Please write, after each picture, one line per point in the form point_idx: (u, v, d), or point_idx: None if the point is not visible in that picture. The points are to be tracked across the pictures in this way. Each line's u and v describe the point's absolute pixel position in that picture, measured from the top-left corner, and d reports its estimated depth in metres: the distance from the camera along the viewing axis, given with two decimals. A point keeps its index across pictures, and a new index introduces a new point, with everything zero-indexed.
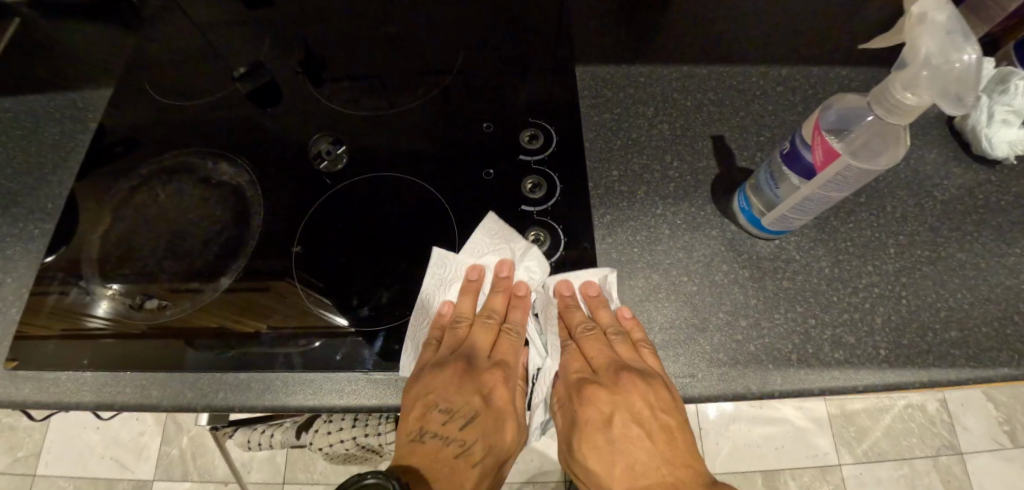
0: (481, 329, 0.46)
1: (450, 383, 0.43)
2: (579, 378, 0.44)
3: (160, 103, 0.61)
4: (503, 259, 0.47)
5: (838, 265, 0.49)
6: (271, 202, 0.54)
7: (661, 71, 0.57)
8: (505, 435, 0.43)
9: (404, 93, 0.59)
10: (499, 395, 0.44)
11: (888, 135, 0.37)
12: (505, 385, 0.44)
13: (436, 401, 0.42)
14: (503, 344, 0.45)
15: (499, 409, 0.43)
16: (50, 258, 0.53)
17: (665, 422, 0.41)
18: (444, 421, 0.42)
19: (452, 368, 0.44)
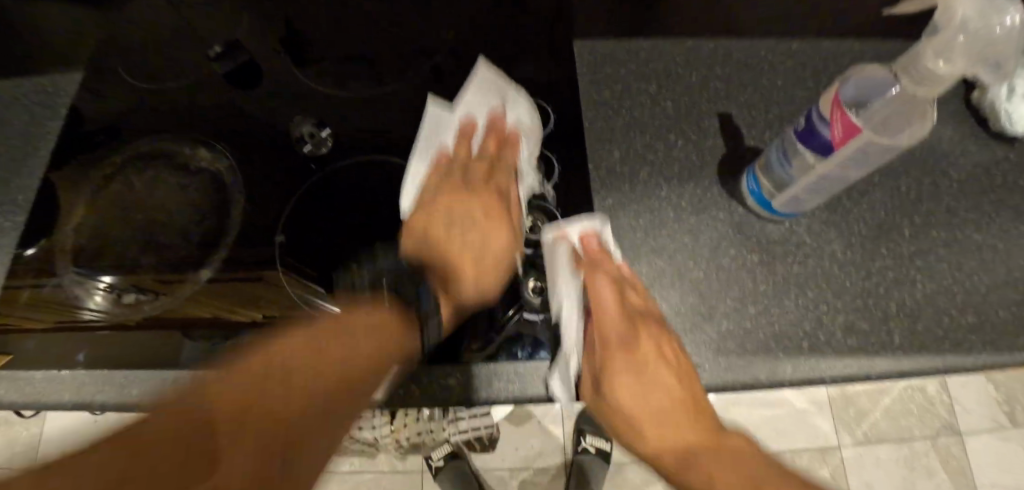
0: (479, 166, 0.52)
1: (444, 200, 0.51)
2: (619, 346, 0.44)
3: (134, 86, 0.58)
4: (494, 110, 0.51)
5: (851, 249, 0.47)
6: (253, 190, 0.51)
7: (663, 45, 0.54)
8: (486, 276, 0.47)
9: (392, 71, 0.55)
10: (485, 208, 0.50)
11: (912, 108, 0.35)
12: (489, 213, 0.50)
13: (434, 214, 0.50)
14: (491, 201, 0.50)
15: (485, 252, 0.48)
16: (30, 251, 0.51)
17: (683, 363, 0.42)
18: (439, 231, 0.49)
19: (448, 174, 0.51)
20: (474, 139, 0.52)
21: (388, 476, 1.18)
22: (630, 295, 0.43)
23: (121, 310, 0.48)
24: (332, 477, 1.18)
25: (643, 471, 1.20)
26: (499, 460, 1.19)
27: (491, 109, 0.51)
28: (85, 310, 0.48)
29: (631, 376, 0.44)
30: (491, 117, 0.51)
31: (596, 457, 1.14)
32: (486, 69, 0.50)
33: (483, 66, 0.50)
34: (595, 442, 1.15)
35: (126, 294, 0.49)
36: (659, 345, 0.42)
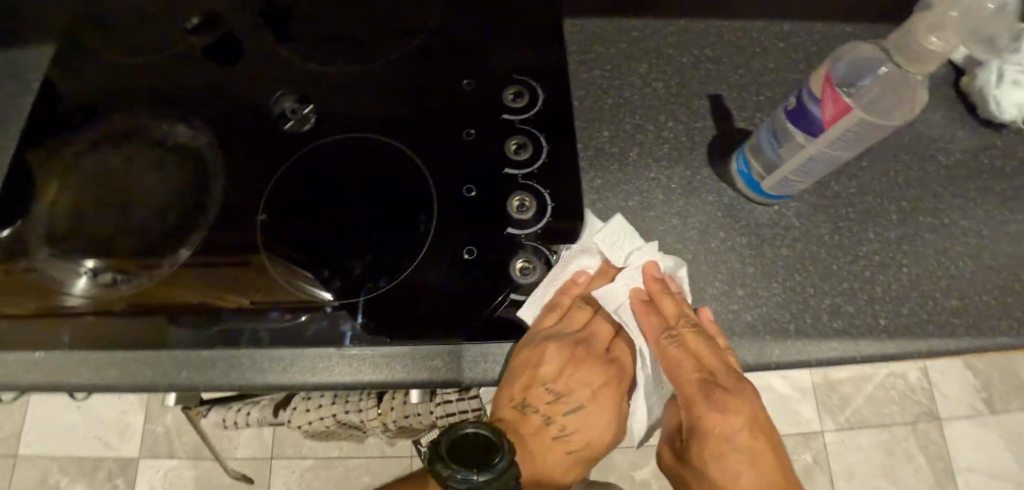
0: (689, 335, 0.39)
1: (561, 371, 0.43)
2: (699, 380, 0.38)
3: (108, 60, 0.56)
4: (608, 261, 0.44)
5: (838, 232, 0.47)
6: (232, 168, 0.49)
7: (655, 26, 0.53)
8: (717, 392, 0.38)
9: (374, 48, 0.53)
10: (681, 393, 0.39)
11: (902, 88, 0.35)
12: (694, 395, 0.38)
13: (566, 386, 0.43)
14: (654, 322, 0.41)
15: (601, 397, 0.42)
16: (4, 233, 0.48)
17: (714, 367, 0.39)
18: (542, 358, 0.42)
19: (568, 342, 0.43)
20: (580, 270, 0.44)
21: (377, 460, 1.18)
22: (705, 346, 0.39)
23: (93, 288, 0.47)
24: (321, 461, 1.18)
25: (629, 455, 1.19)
26: None
27: (630, 255, 0.43)
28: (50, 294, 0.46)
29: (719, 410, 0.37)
30: (647, 282, 0.42)
31: None
32: (621, 225, 0.43)
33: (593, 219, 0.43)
34: None
35: (99, 272, 0.47)
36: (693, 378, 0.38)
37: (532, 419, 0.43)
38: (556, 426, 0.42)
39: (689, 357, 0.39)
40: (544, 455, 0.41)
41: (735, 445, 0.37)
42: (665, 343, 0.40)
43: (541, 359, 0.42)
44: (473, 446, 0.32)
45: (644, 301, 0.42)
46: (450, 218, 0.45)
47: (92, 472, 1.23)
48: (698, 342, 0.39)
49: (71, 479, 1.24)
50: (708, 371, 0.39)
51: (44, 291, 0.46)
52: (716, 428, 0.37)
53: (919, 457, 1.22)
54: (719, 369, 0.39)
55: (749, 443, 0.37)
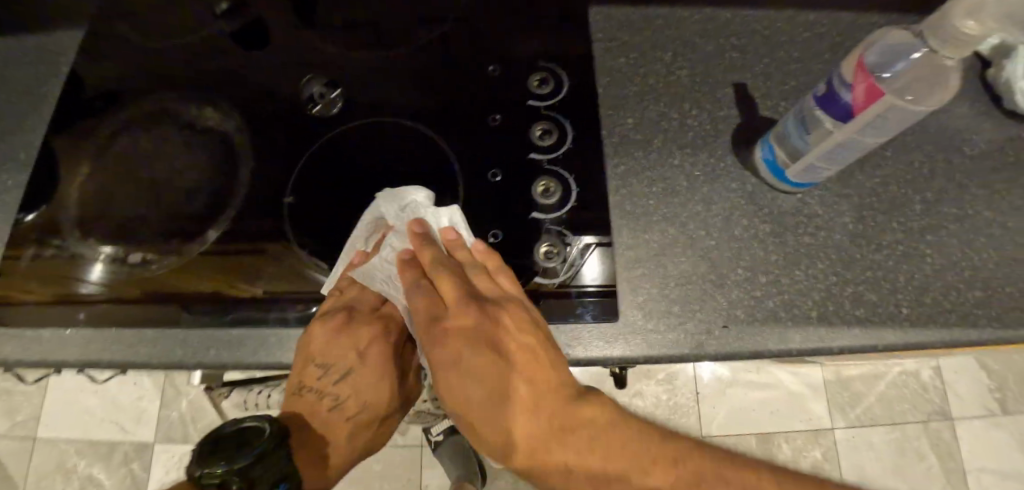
0: (441, 278, 0.41)
1: (326, 340, 0.42)
2: (467, 343, 0.38)
3: (137, 44, 0.57)
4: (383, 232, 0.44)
5: (862, 221, 0.47)
6: (260, 151, 0.50)
7: (680, 14, 0.53)
8: (519, 358, 0.37)
9: (399, 34, 0.53)
10: (484, 375, 0.37)
11: (937, 75, 0.35)
12: (480, 352, 0.38)
13: (330, 355, 0.41)
14: (427, 285, 0.41)
15: (370, 355, 0.43)
16: (32, 215, 0.50)
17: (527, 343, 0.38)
18: (349, 316, 0.43)
19: (337, 314, 0.43)
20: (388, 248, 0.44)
21: (388, 448, 1.19)
22: (479, 282, 0.41)
23: (123, 268, 0.47)
24: None
25: None
26: None
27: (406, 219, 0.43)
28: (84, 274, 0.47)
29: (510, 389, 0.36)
30: (411, 240, 0.43)
31: None
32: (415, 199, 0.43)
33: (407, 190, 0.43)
34: None
35: (130, 252, 0.48)
36: (530, 347, 0.37)
37: (309, 397, 0.41)
38: (330, 397, 0.41)
39: (436, 303, 0.40)
40: (329, 435, 0.40)
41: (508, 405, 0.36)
42: (425, 326, 0.39)
43: (312, 339, 0.41)
44: (244, 435, 0.31)
45: (406, 262, 0.42)
46: (475, 203, 0.45)
47: (109, 455, 1.26)
48: (450, 280, 0.41)
49: (88, 461, 1.26)
50: (498, 350, 0.38)
51: (79, 271, 0.47)
52: (495, 417, 0.36)
53: (930, 456, 1.22)
54: (484, 319, 0.39)
55: (582, 426, 0.34)
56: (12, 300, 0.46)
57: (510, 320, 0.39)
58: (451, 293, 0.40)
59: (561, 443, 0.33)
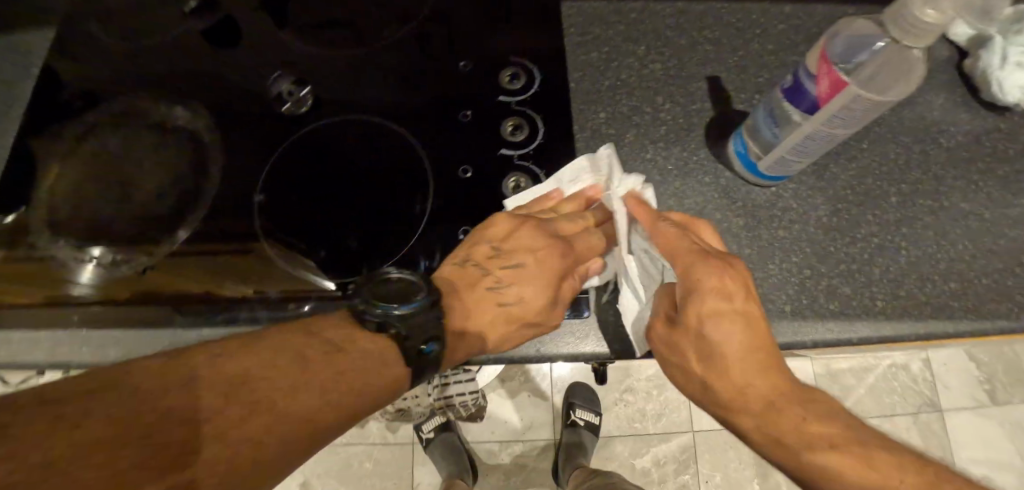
0: (705, 260, 0.35)
1: (505, 233, 0.41)
2: (745, 309, 0.33)
3: (109, 43, 0.56)
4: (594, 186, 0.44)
5: (836, 214, 0.47)
6: (231, 150, 0.49)
7: (654, 7, 0.52)
8: (756, 306, 0.34)
9: (372, 30, 0.53)
10: (740, 314, 0.33)
11: (902, 64, 0.34)
12: (733, 281, 0.34)
13: (509, 242, 0.40)
14: (667, 236, 0.37)
15: (545, 262, 0.40)
16: (5, 218, 0.49)
17: (750, 295, 0.34)
18: (525, 220, 0.42)
19: (517, 217, 0.42)
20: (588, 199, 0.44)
21: (380, 447, 1.19)
22: (729, 278, 0.34)
23: (94, 268, 0.47)
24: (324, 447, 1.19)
25: (630, 444, 1.20)
26: (488, 433, 1.20)
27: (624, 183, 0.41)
28: (54, 279, 0.47)
29: (709, 317, 0.33)
30: (625, 203, 0.40)
31: (585, 430, 1.14)
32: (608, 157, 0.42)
33: (604, 151, 0.42)
34: (584, 415, 1.15)
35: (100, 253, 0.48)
36: (721, 281, 0.34)
37: (472, 273, 0.40)
38: (491, 279, 0.40)
39: (670, 248, 0.37)
40: (471, 317, 0.38)
41: (762, 366, 0.32)
42: (672, 265, 0.36)
43: (490, 223, 0.41)
44: (396, 293, 0.33)
45: (642, 204, 0.40)
46: (447, 200, 0.45)
47: None
48: (708, 264, 0.34)
49: None
50: (734, 296, 0.34)
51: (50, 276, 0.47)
52: (733, 346, 0.33)
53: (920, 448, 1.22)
54: (742, 292, 0.34)
55: (796, 404, 0.30)
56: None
57: (723, 272, 0.34)
58: (732, 276, 0.34)
59: (787, 405, 0.30)
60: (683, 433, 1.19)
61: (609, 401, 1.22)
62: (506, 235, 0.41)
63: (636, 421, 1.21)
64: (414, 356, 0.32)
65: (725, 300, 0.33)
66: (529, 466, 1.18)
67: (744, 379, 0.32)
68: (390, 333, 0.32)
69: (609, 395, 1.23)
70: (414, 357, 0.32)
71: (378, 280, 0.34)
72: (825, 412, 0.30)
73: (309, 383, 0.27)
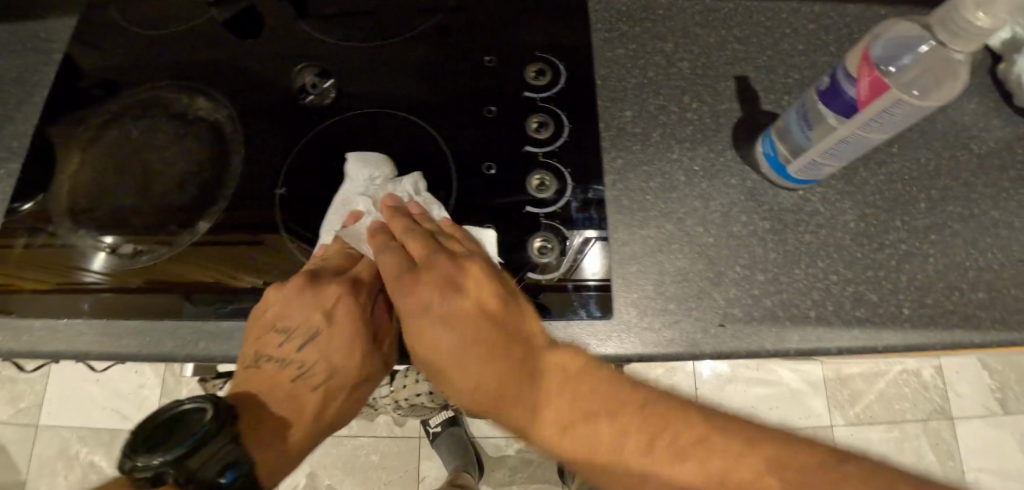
0: (468, 307, 0.37)
1: (291, 299, 0.41)
2: (556, 368, 0.34)
3: (130, 32, 0.56)
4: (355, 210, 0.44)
5: (864, 219, 0.46)
6: (251, 142, 0.49)
7: (682, 4, 0.51)
8: (519, 353, 0.35)
9: (394, 22, 0.52)
10: (503, 371, 0.35)
11: (943, 69, 0.34)
12: (507, 345, 0.36)
13: (286, 317, 0.41)
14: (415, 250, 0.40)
15: (337, 317, 0.41)
16: (28, 205, 0.49)
17: (520, 346, 0.36)
18: (309, 275, 0.41)
19: (298, 277, 0.41)
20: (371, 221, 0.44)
21: (386, 440, 1.19)
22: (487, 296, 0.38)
23: (112, 258, 0.47)
24: (331, 438, 1.19)
25: None
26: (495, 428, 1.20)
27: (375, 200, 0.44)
28: (70, 267, 0.47)
29: (505, 399, 0.34)
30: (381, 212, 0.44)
31: None
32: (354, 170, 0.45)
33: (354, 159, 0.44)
34: None
35: (119, 243, 0.48)
36: (473, 320, 0.36)
37: (271, 364, 0.40)
38: (292, 368, 0.40)
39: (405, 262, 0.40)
40: (294, 407, 0.39)
41: (598, 430, 0.31)
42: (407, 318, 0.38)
43: (263, 305, 0.41)
44: (185, 422, 0.32)
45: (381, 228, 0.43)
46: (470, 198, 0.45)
47: (110, 442, 1.27)
48: (458, 298, 0.37)
49: (90, 448, 1.27)
50: (524, 351, 0.36)
51: (66, 265, 0.47)
52: (519, 394, 0.34)
53: (929, 456, 1.21)
54: (522, 338, 0.36)
55: (643, 434, 0.30)
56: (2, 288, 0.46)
57: (473, 301, 0.37)
58: (450, 336, 0.36)
59: (654, 467, 0.29)
60: None
61: None
62: (302, 294, 0.41)
63: None
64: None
65: (492, 359, 0.35)
66: (535, 462, 1.18)
67: (576, 453, 0.31)
68: (201, 475, 0.31)
69: None
70: None
71: (166, 419, 0.31)
72: (631, 462, 0.30)
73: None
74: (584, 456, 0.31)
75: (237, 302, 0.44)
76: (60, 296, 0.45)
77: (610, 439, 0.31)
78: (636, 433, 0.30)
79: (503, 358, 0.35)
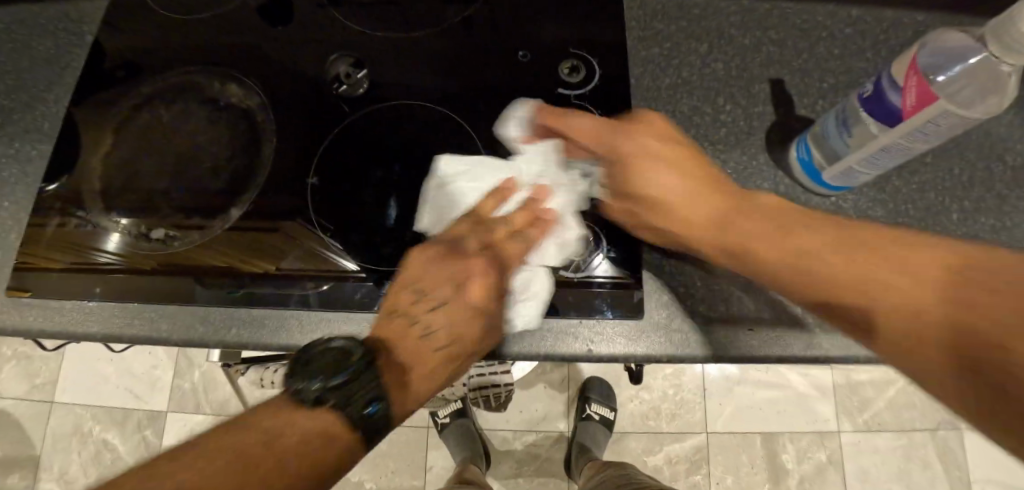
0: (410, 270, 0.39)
1: (421, 264, 0.39)
2: (687, 156, 0.37)
3: (163, 16, 0.56)
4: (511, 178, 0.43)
5: (895, 228, 0.46)
6: (283, 131, 0.49)
7: (718, 4, 0.51)
8: (694, 176, 0.37)
9: (428, 14, 0.52)
10: (694, 179, 0.37)
11: (988, 81, 0.33)
12: (637, 149, 0.38)
13: (427, 280, 0.38)
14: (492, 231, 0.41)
15: (472, 288, 0.38)
16: (66, 187, 0.50)
17: (676, 156, 0.38)
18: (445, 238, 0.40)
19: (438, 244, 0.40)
20: (506, 203, 0.42)
21: (395, 428, 1.20)
22: (587, 136, 0.40)
23: (143, 243, 0.47)
24: None
25: (643, 441, 1.20)
26: (502, 421, 1.21)
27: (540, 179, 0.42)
28: (101, 250, 0.47)
29: (645, 170, 0.37)
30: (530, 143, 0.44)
31: (600, 425, 1.14)
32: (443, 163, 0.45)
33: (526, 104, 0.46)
34: (600, 410, 1.16)
35: (150, 229, 0.48)
36: (655, 135, 0.39)
37: (395, 323, 0.36)
38: (421, 325, 0.36)
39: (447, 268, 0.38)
40: (418, 364, 0.34)
41: (753, 222, 0.32)
42: (632, 221, 0.41)
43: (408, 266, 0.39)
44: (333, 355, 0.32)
45: (546, 110, 0.43)
46: None
47: (123, 421, 1.28)
48: (631, 147, 0.38)
49: (103, 426, 1.29)
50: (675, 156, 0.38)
51: (97, 250, 0.47)
52: (741, 225, 0.33)
53: (937, 466, 1.18)
54: (675, 155, 0.38)
55: (744, 216, 0.33)
56: (33, 268, 0.46)
57: (649, 132, 0.39)
58: (631, 147, 0.38)
59: (785, 244, 0.30)
60: (697, 435, 1.19)
61: (623, 398, 1.22)
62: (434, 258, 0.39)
63: (650, 419, 1.21)
64: (362, 419, 0.30)
65: (671, 172, 0.37)
66: (542, 456, 1.19)
67: (699, 213, 0.35)
68: (338, 404, 0.30)
69: (624, 391, 1.23)
70: (361, 422, 0.30)
71: (318, 353, 0.32)
72: (788, 274, 0.30)
73: (257, 455, 0.26)
74: (702, 204, 0.35)
75: (269, 289, 0.44)
76: (93, 277, 0.46)
77: (707, 210, 0.35)
78: (816, 244, 0.29)
79: (649, 191, 0.37)
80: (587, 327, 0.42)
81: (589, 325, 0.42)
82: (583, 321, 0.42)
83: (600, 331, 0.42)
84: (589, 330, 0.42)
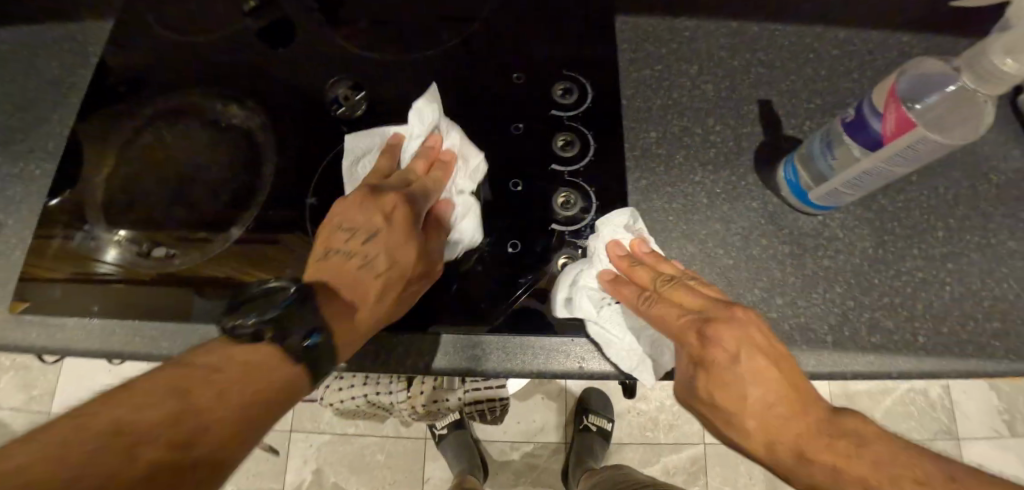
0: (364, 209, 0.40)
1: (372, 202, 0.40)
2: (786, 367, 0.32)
3: (165, 38, 0.57)
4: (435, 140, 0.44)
5: (882, 246, 0.47)
6: (282, 150, 0.50)
7: (708, 27, 0.52)
8: (766, 371, 0.32)
9: (425, 37, 0.53)
10: (766, 379, 0.32)
11: (967, 107, 0.35)
12: (730, 339, 0.32)
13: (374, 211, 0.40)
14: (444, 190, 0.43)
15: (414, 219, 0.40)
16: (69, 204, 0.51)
17: (751, 345, 0.33)
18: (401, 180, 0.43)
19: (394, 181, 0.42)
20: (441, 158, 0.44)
21: (393, 439, 1.20)
22: (660, 303, 0.37)
23: (145, 260, 0.48)
24: (339, 437, 1.21)
25: (641, 452, 1.20)
26: (500, 432, 1.21)
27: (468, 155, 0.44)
28: (104, 266, 0.48)
29: (711, 367, 0.33)
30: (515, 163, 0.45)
31: (598, 436, 1.14)
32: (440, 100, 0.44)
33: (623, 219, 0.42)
34: (597, 421, 1.16)
35: (151, 246, 0.49)
36: (746, 332, 0.33)
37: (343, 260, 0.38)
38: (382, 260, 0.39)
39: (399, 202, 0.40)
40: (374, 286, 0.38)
41: (788, 431, 0.31)
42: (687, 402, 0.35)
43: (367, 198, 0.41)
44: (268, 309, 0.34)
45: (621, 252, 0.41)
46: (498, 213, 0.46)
47: None
48: (676, 312, 0.35)
49: None
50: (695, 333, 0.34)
51: (101, 266, 0.48)
52: (805, 443, 0.30)
53: None
54: (751, 343, 0.32)
55: (815, 430, 0.30)
56: (38, 279, 0.48)
57: (743, 324, 0.33)
58: (657, 309, 0.36)
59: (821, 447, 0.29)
60: (694, 446, 1.19)
61: (621, 409, 1.22)
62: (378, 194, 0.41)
63: (648, 430, 1.21)
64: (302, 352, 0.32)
65: (750, 352, 0.32)
66: (540, 467, 1.19)
67: (786, 430, 0.31)
68: (275, 336, 0.32)
69: (622, 402, 1.23)
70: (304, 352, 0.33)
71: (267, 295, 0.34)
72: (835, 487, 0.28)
73: (227, 390, 0.28)
74: (768, 406, 0.31)
75: None
76: (97, 294, 0.47)
77: (768, 415, 0.31)
78: (811, 432, 0.30)
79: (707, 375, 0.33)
80: (577, 346, 0.43)
81: (578, 343, 0.43)
82: (572, 340, 0.43)
83: (590, 350, 0.43)
84: (579, 348, 0.43)
